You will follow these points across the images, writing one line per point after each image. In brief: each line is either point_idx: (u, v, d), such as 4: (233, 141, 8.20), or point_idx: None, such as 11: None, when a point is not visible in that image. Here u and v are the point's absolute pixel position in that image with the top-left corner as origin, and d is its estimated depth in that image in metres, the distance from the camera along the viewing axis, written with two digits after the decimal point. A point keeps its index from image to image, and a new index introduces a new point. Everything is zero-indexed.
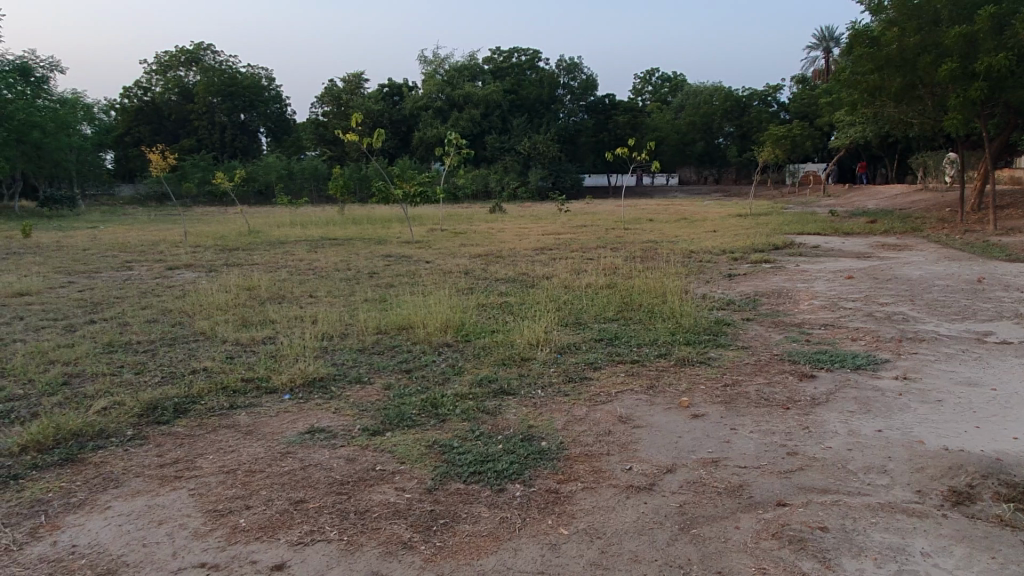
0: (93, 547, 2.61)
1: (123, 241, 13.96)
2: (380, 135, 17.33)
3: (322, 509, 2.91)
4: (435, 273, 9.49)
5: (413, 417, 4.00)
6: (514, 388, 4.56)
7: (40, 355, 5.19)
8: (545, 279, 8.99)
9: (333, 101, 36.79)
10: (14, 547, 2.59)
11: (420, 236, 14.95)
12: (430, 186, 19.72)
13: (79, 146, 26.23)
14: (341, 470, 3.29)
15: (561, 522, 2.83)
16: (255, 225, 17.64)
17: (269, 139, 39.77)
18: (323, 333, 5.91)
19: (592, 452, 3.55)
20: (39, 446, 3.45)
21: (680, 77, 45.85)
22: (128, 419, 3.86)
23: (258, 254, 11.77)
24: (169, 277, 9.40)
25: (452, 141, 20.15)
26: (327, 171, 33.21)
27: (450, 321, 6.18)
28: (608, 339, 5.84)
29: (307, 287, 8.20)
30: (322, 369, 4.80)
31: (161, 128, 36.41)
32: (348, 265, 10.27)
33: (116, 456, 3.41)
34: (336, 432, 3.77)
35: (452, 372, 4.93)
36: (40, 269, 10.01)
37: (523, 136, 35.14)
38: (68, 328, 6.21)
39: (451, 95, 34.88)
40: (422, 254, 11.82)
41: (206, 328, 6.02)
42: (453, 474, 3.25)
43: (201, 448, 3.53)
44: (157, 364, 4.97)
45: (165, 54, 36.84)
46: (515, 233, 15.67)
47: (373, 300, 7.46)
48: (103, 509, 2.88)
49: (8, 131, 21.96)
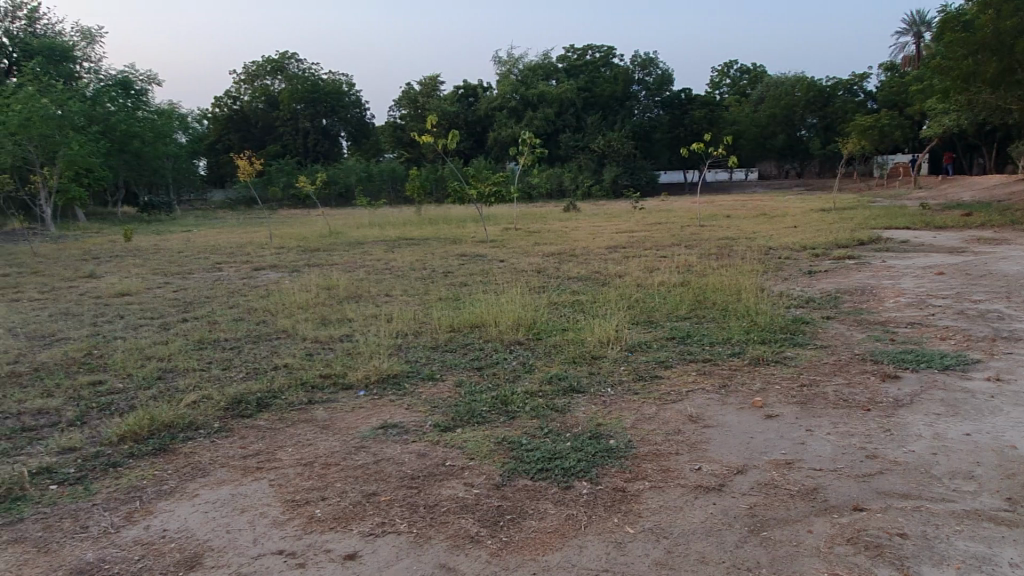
0: (182, 532, 2.77)
1: (214, 243, 14.70)
2: (455, 136, 17.59)
3: (393, 502, 3.00)
4: (508, 272, 9.57)
5: (484, 414, 4.07)
6: (583, 386, 4.57)
7: (138, 351, 5.54)
8: (618, 277, 8.91)
9: (410, 104, 37.53)
10: (111, 530, 2.78)
11: (493, 235, 15.08)
12: (506, 186, 19.83)
13: (175, 153, 27.72)
14: (412, 465, 3.38)
15: (628, 521, 2.83)
16: (336, 226, 18.20)
17: (349, 142, 40.89)
18: (397, 331, 6.05)
19: (661, 451, 3.53)
20: (136, 436, 3.69)
21: (759, 69, 44.60)
22: (214, 411, 4.08)
23: (338, 254, 12.13)
24: (254, 277, 9.85)
25: (525, 141, 20.19)
26: (405, 172, 33.91)
27: (522, 320, 6.23)
28: (680, 337, 5.76)
29: (383, 286, 8.42)
30: (396, 366, 4.93)
31: (249, 135, 38.04)
32: (424, 264, 10.49)
33: (204, 447, 3.61)
34: (409, 427, 3.88)
35: (524, 370, 4.97)
36: (142, 271, 10.69)
37: (598, 133, 34.94)
38: (162, 326, 6.60)
39: (525, 95, 35.02)
40: (496, 253, 11.92)
41: (288, 326, 6.28)
42: (521, 470, 3.30)
43: (282, 441, 3.69)
44: (243, 360, 5.22)
45: (252, 64, 38.50)
46: (589, 232, 15.58)
47: (448, 298, 7.60)
48: (192, 496, 3.07)
49: (111, 142, 23.50)
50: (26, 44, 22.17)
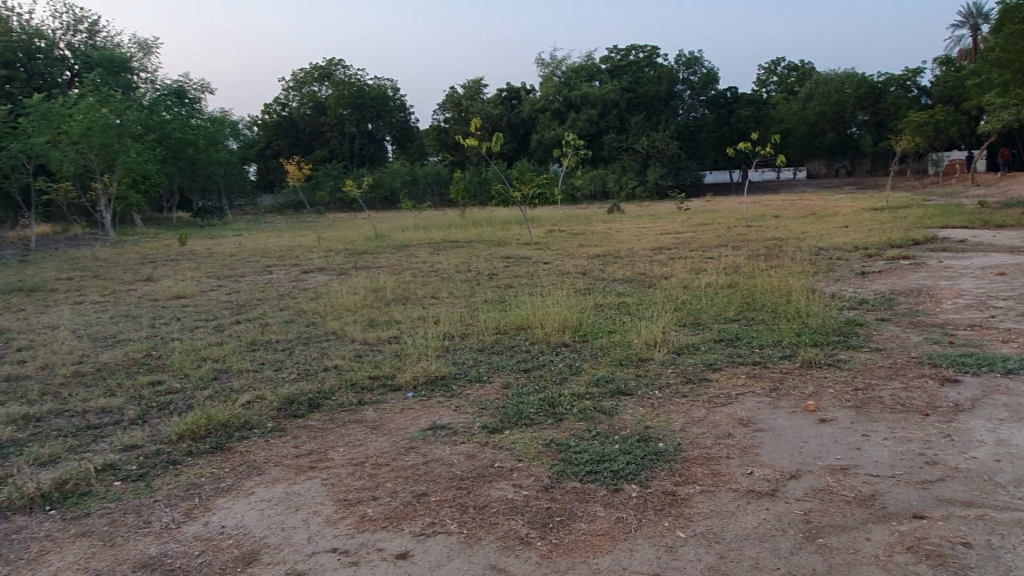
0: (240, 529, 2.84)
1: (265, 247, 15.04)
2: (500, 139, 17.70)
3: (443, 503, 3.03)
4: (553, 274, 9.58)
5: (531, 416, 4.08)
6: (631, 388, 4.55)
7: (194, 353, 5.70)
8: (663, 279, 8.84)
9: (454, 107, 37.82)
10: (172, 526, 2.86)
11: (538, 237, 15.09)
12: (550, 188, 19.83)
13: (227, 159, 28.44)
14: (461, 466, 3.41)
15: (679, 525, 2.80)
16: (382, 229, 18.46)
17: (394, 146, 41.39)
18: (444, 333, 6.12)
19: (712, 454, 3.49)
20: (193, 435, 3.80)
21: (807, 66, 43.73)
22: (268, 411, 4.18)
23: (384, 256, 12.30)
24: (304, 280, 10.05)
25: (569, 142, 20.14)
26: (449, 175, 34.05)
27: (568, 322, 6.22)
28: (729, 340, 5.69)
29: (429, 289, 8.51)
30: (444, 368, 4.98)
31: (297, 140, 38.80)
32: (468, 267, 10.56)
33: (258, 446, 3.70)
34: (457, 429, 3.91)
35: (570, 371, 4.97)
36: (197, 274, 11.00)
37: (642, 134, 34.63)
38: (217, 328, 6.78)
39: (568, 96, 34.96)
40: (540, 255, 11.93)
41: (337, 328, 6.39)
42: (570, 472, 3.29)
43: (333, 441, 3.76)
44: (294, 362, 5.34)
45: (299, 71, 39.30)
46: (633, 233, 15.48)
47: (494, 300, 7.65)
48: (248, 494, 3.14)
49: (167, 150, 24.26)
50: (87, 56, 22.94)
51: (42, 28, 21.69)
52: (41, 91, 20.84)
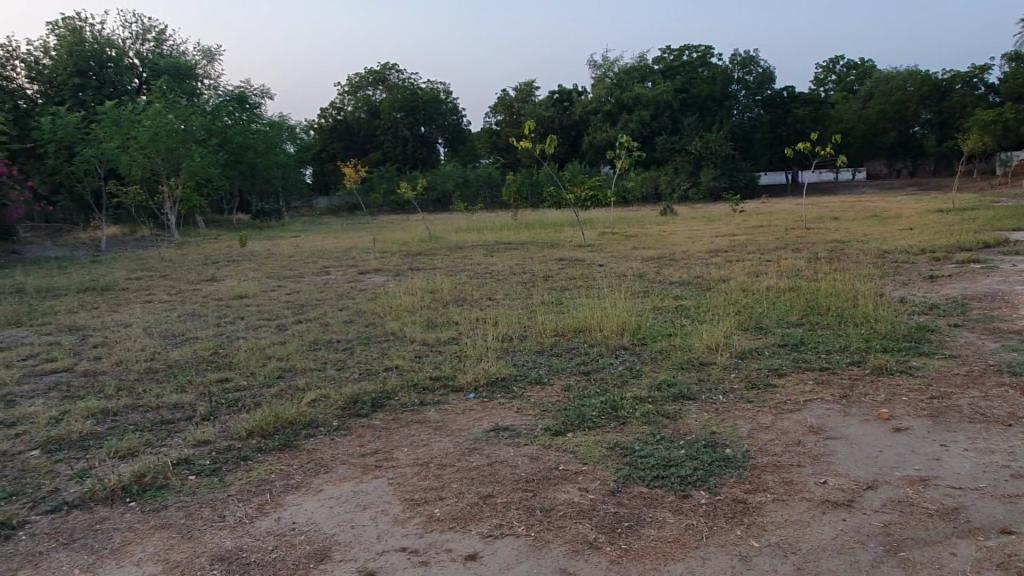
0: (311, 525, 2.88)
1: (322, 248, 15.37)
2: (553, 141, 17.72)
3: (510, 504, 3.02)
4: (608, 276, 9.52)
5: (594, 419, 4.05)
6: (694, 392, 4.47)
7: (259, 351, 5.84)
8: (722, 282, 8.69)
9: (506, 110, 37.98)
10: (246, 521, 2.92)
11: (591, 239, 15.04)
12: (603, 190, 19.75)
13: (285, 162, 29.13)
14: (526, 468, 3.40)
15: (752, 534, 2.74)
16: (436, 231, 18.65)
17: (446, 149, 41.76)
18: (503, 334, 6.13)
19: (782, 462, 3.40)
20: (262, 432, 3.89)
21: (868, 64, 42.54)
22: (333, 411, 4.23)
23: (439, 258, 12.44)
24: (362, 280, 10.24)
25: (623, 143, 19.99)
26: (501, 177, 34.12)
27: (627, 324, 6.15)
28: (793, 344, 5.55)
29: (485, 290, 8.55)
30: (504, 370, 4.99)
31: (352, 143, 39.50)
32: (523, 268, 10.57)
33: (325, 444, 3.76)
34: (520, 430, 3.91)
35: (631, 375, 4.92)
36: (258, 274, 11.27)
37: (695, 134, 34.08)
38: (279, 328, 6.92)
39: (620, 97, 34.75)
40: (594, 257, 11.87)
41: (396, 329, 6.45)
42: (637, 476, 3.25)
43: (398, 441, 3.79)
44: (355, 361, 5.41)
45: (355, 76, 40.05)
46: (688, 236, 15.27)
47: (550, 302, 7.63)
48: (317, 492, 3.19)
49: (229, 154, 25.06)
50: (154, 64, 23.78)
51: (112, 37, 22.58)
52: (111, 98, 21.65)
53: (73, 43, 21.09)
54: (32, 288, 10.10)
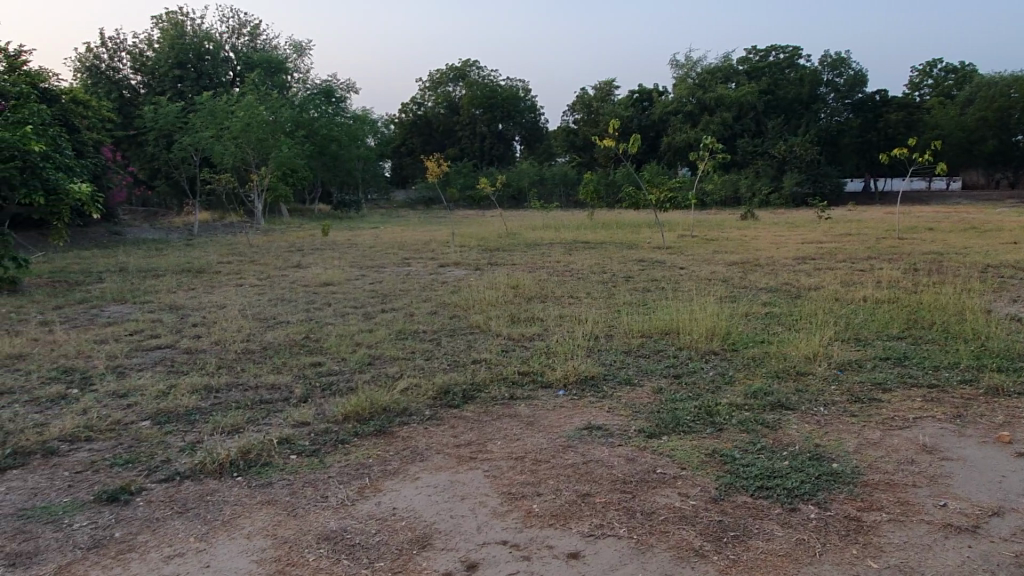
0: (410, 511, 2.90)
1: (403, 240, 15.58)
2: (636, 142, 16.69)
3: (610, 505, 2.96)
4: (693, 279, 9.30)
5: (689, 423, 3.93)
6: (793, 402, 4.30)
7: (349, 337, 5.96)
8: (813, 290, 8.35)
9: (584, 109, 37.80)
10: (348, 503, 2.96)
11: (671, 242, 14.74)
12: (683, 192, 19.36)
13: (365, 156, 29.68)
14: (622, 468, 3.33)
15: (869, 554, 2.60)
16: (513, 227, 18.63)
17: (523, 146, 41.82)
18: (590, 333, 6.06)
19: (895, 481, 3.22)
20: (358, 416, 3.95)
21: (969, 68, 40.30)
22: (425, 400, 4.27)
23: (518, 254, 12.38)
24: (442, 273, 10.32)
25: (707, 144, 19.43)
26: (577, 177, 33.99)
27: (717, 329, 5.98)
28: (897, 358, 5.28)
29: (568, 288, 8.44)
30: (593, 368, 4.92)
31: (431, 139, 40.13)
32: (603, 268, 10.46)
33: (420, 432, 3.79)
34: (613, 430, 3.84)
35: (724, 381, 4.77)
36: (342, 263, 11.52)
37: (780, 137, 33.05)
38: (367, 316, 7.04)
39: (702, 98, 34.03)
40: (675, 259, 11.58)
41: (481, 322, 6.46)
42: (739, 486, 3.14)
43: (491, 434, 3.78)
44: (444, 352, 5.45)
45: (436, 72, 40.60)
46: (772, 242, 14.74)
47: (634, 303, 7.50)
48: (414, 479, 3.21)
49: (314, 145, 25.84)
50: (248, 57, 24.70)
51: (211, 32, 23.54)
52: (207, 89, 22.56)
53: (175, 37, 22.02)
54: (134, 268, 10.63)
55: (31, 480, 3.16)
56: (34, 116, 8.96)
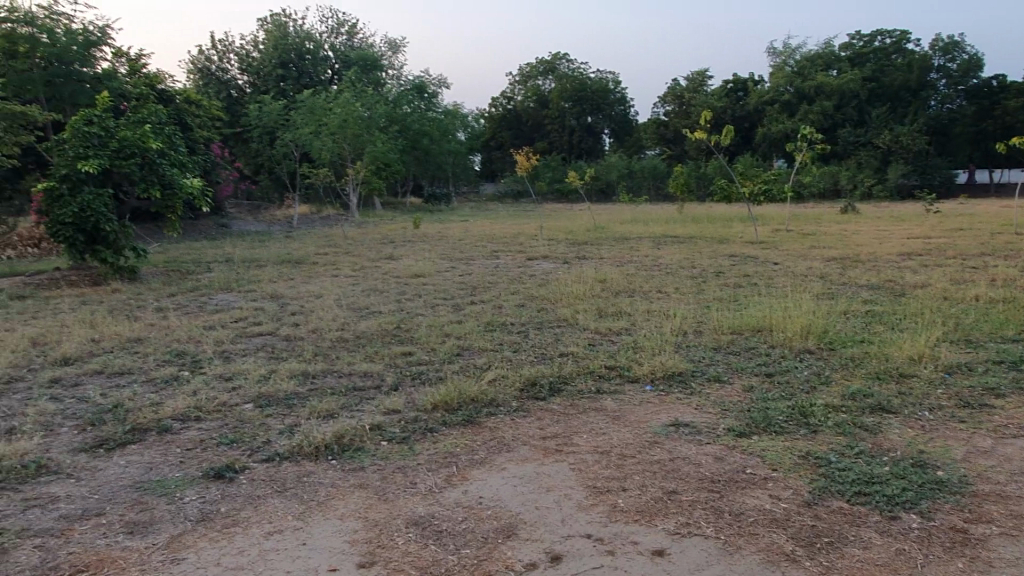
0: (495, 501, 2.95)
1: (491, 233, 15.72)
2: (729, 133, 16.21)
3: (696, 504, 2.92)
4: (788, 275, 8.98)
5: (781, 424, 3.81)
6: (895, 405, 4.09)
7: (438, 328, 6.08)
8: (919, 288, 7.89)
9: (676, 100, 37.02)
10: (436, 490, 3.04)
11: (764, 236, 14.26)
12: (778, 184, 18.67)
13: (456, 150, 30.09)
14: (710, 467, 3.27)
15: (976, 569, 2.46)
16: (601, 221, 18.48)
17: (612, 139, 41.38)
18: (679, 329, 5.95)
19: (1007, 493, 3.02)
20: (446, 406, 4.03)
21: None
22: (512, 391, 4.32)
23: (605, 248, 12.28)
24: (530, 266, 10.37)
25: (805, 134, 18.58)
26: (667, 170, 33.39)
27: (813, 327, 5.76)
28: (1012, 362, 4.94)
29: (656, 283, 8.31)
30: (682, 364, 4.84)
31: (520, 132, 40.35)
32: (693, 263, 10.24)
33: (506, 423, 3.84)
34: (701, 428, 3.77)
35: (819, 381, 4.60)
36: (432, 255, 11.75)
37: (884, 127, 31.35)
38: (456, 307, 7.17)
39: (800, 87, 32.73)
40: (768, 254, 11.20)
41: (568, 316, 6.48)
42: (835, 490, 3.02)
43: (576, 427, 3.79)
44: (530, 345, 5.49)
45: (526, 66, 40.85)
46: (874, 237, 14.02)
47: (725, 299, 7.31)
48: (500, 469, 3.26)
49: (407, 139, 26.45)
50: (345, 55, 25.56)
51: (312, 32, 24.48)
52: (308, 87, 23.49)
53: (278, 37, 23.05)
54: (239, 258, 11.20)
55: (148, 454, 3.41)
56: (152, 116, 9.56)
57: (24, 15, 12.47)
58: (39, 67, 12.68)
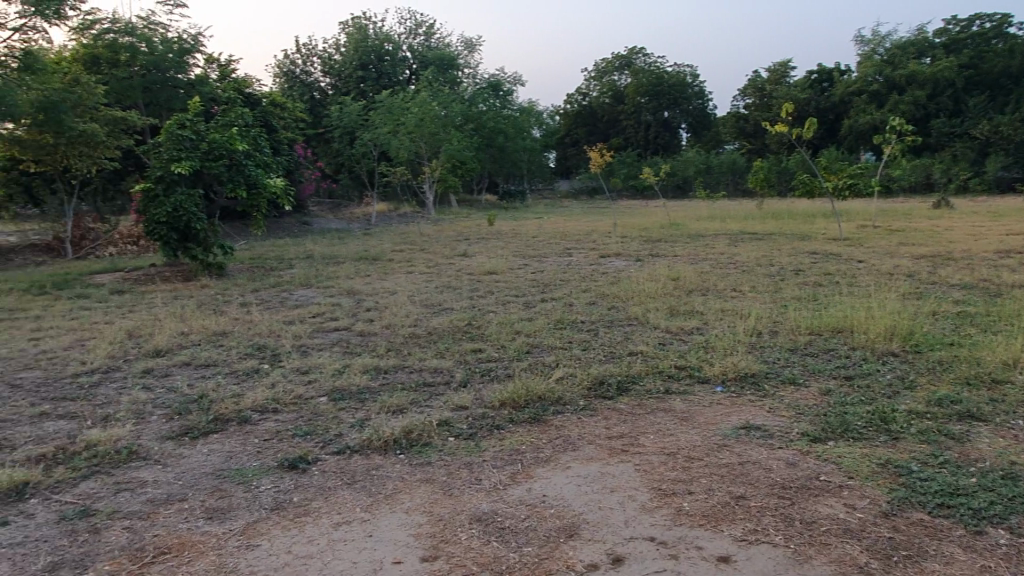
0: (558, 500, 2.95)
1: (564, 231, 15.67)
2: (812, 126, 15.64)
3: (766, 510, 2.84)
4: (873, 274, 8.60)
5: (860, 430, 3.66)
6: (986, 413, 3.86)
7: (509, 325, 6.12)
8: (1018, 289, 7.40)
9: (757, 92, 35.97)
10: (501, 487, 3.06)
11: (849, 232, 13.68)
12: (865, 179, 17.85)
13: (530, 147, 30.13)
14: (782, 473, 3.18)
15: None
16: (676, 218, 18.12)
17: (690, 133, 40.56)
18: (753, 329, 5.79)
19: None
20: (514, 404, 4.06)
21: None
22: (580, 390, 4.30)
23: (680, 246, 12.05)
24: (602, 264, 10.29)
25: (894, 126, 17.72)
26: (746, 164, 32.47)
27: (898, 328, 5.50)
28: None
29: (732, 281, 8.11)
30: (755, 365, 4.72)
31: (595, 128, 40.09)
32: (772, 261, 9.93)
33: (573, 422, 3.84)
34: (774, 432, 3.67)
35: (903, 385, 4.39)
36: (505, 252, 11.82)
37: (983, 116, 29.54)
38: (527, 304, 7.20)
39: (890, 76, 31.23)
40: (852, 252, 10.74)
41: (639, 314, 6.40)
42: (916, 502, 2.88)
43: (643, 427, 3.75)
44: (600, 343, 5.45)
45: (602, 61, 40.58)
46: (970, 233, 13.22)
47: (804, 298, 7.07)
48: (565, 468, 3.26)
49: (482, 137, 26.66)
50: (423, 55, 26.00)
51: (391, 34, 25.02)
52: (387, 88, 23.99)
53: (359, 40, 23.67)
54: (319, 255, 11.57)
55: (228, 444, 3.57)
56: (239, 118, 10.00)
57: (126, 25, 13.22)
58: (138, 74, 13.43)
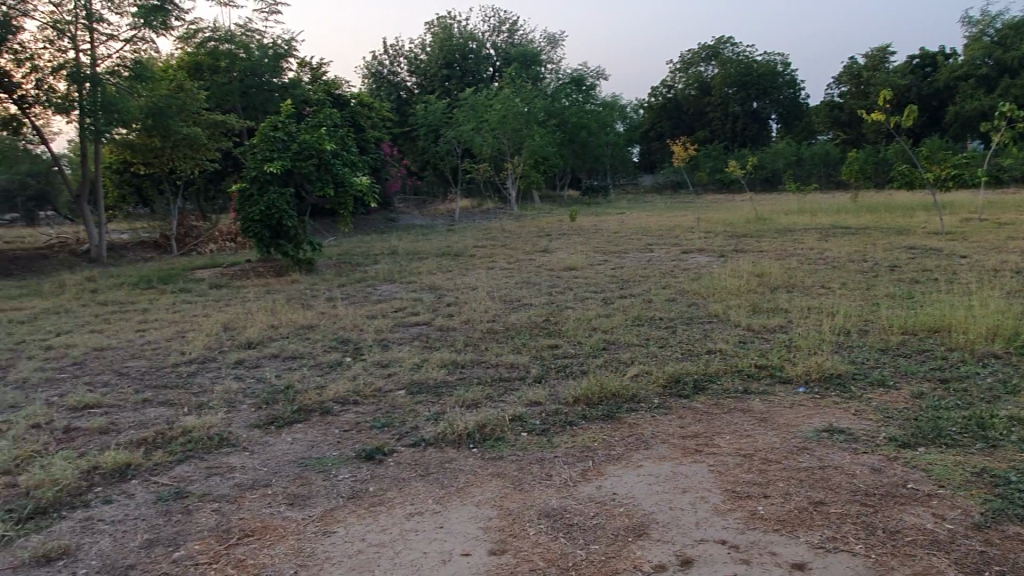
0: (628, 498, 2.93)
1: (647, 226, 15.44)
2: (912, 114, 14.81)
3: (846, 517, 2.74)
4: (977, 270, 8.07)
5: (954, 436, 3.46)
6: None
7: (586, 321, 6.10)
8: None
9: (853, 80, 34.33)
10: (572, 484, 3.07)
11: (952, 226, 12.88)
12: (972, 169, 16.73)
13: (614, 141, 29.84)
14: (865, 479, 3.05)
15: None
16: (764, 212, 17.54)
17: (781, 124, 39.15)
18: (841, 327, 5.56)
19: None
20: (587, 401, 4.05)
21: None
22: (655, 388, 4.25)
23: (767, 241, 11.66)
24: (684, 259, 10.08)
25: (1006, 112, 16.51)
26: (841, 155, 31.06)
27: (1001, 329, 5.15)
28: None
29: (820, 278, 7.79)
30: (841, 366, 4.53)
31: (681, 121, 39.29)
32: (865, 256, 9.47)
33: (646, 420, 3.80)
34: (858, 435, 3.52)
35: (1005, 390, 4.11)
36: (585, 248, 11.75)
37: None
38: (606, 301, 7.15)
39: (1002, 58, 29.13)
40: (955, 247, 10.11)
41: (720, 311, 6.26)
42: (1012, 514, 2.71)
43: (720, 427, 3.67)
44: (677, 341, 5.36)
45: (689, 52, 39.74)
46: None
47: (898, 296, 6.72)
48: (637, 466, 3.23)
49: (564, 132, 26.59)
50: (506, 52, 26.15)
51: (474, 32, 25.29)
52: (470, 85, 24.27)
53: (444, 39, 24.04)
54: (403, 251, 11.84)
55: (311, 433, 3.72)
56: (328, 119, 10.34)
57: (225, 33, 13.82)
58: (237, 78, 14.09)
